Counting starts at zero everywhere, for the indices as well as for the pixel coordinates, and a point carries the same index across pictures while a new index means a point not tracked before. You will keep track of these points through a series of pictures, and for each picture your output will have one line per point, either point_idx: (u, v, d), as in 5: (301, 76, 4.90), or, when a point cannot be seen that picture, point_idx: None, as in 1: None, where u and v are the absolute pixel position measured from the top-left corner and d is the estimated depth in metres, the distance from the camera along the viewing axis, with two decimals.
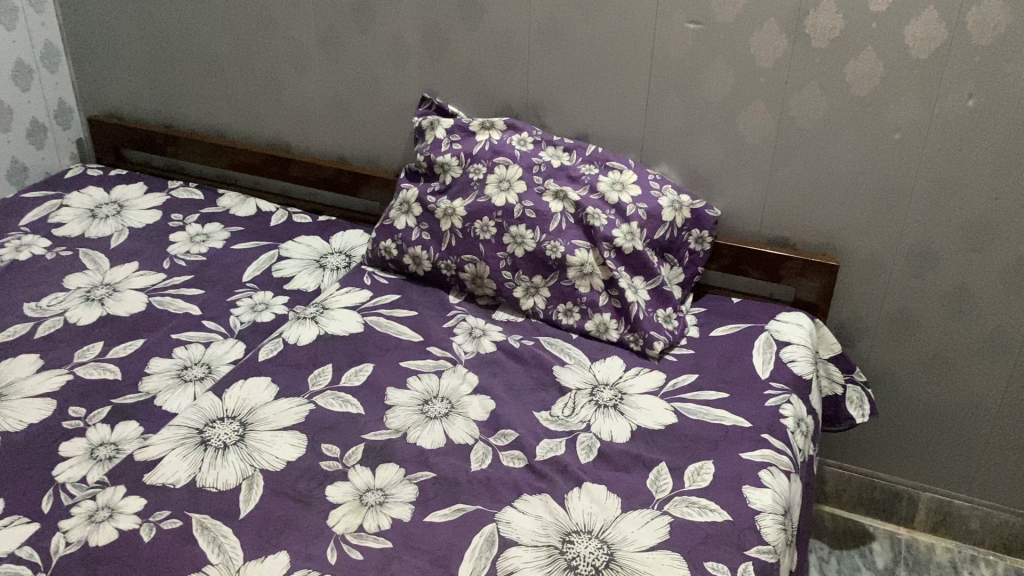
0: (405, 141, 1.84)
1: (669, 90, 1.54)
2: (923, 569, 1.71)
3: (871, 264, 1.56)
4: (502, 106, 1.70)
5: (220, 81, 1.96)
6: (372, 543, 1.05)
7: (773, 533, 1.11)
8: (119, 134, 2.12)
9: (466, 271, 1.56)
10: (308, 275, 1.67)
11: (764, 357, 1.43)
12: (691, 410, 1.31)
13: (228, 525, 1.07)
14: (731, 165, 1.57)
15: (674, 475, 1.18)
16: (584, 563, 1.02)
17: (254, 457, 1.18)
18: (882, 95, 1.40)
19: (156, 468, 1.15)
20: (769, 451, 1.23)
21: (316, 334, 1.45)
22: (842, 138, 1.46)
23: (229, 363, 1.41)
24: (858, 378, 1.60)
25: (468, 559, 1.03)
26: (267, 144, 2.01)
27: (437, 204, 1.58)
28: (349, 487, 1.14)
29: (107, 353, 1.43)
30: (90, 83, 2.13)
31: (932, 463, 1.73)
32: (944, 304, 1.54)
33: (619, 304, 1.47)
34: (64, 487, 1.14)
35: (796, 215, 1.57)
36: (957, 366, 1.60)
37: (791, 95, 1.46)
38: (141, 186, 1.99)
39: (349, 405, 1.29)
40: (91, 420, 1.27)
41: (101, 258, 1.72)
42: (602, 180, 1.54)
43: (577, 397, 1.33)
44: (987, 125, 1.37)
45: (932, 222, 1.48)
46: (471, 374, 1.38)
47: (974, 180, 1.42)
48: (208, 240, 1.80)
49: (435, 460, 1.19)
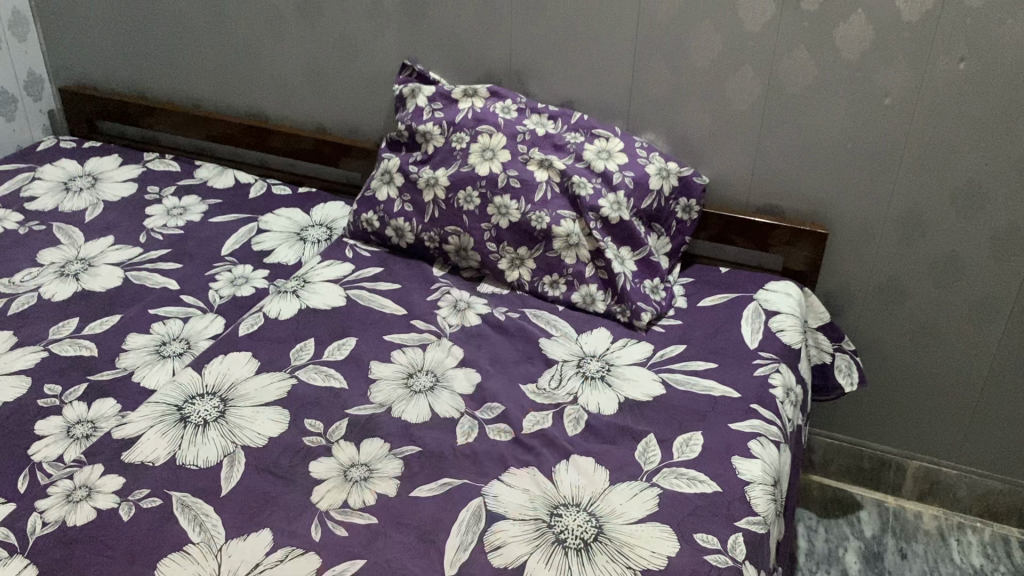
0: (386, 111, 1.80)
1: (656, 56, 1.51)
2: (910, 537, 1.71)
3: (860, 232, 1.54)
4: (484, 73, 1.66)
5: (195, 49, 1.91)
6: (358, 519, 1.03)
7: (763, 503, 1.10)
8: (91, 105, 2.06)
9: (450, 243, 1.53)
10: (289, 248, 1.64)
11: (753, 327, 1.41)
12: (679, 380, 1.29)
13: (209, 503, 1.05)
14: (719, 132, 1.54)
15: (662, 446, 1.16)
16: (573, 536, 1.01)
17: (235, 434, 1.15)
18: (872, 59, 1.38)
19: (135, 446, 1.13)
20: (758, 421, 1.22)
21: (297, 308, 1.42)
22: (831, 104, 1.44)
23: (208, 338, 1.38)
24: (846, 346, 1.59)
25: (455, 534, 1.01)
26: (245, 114, 1.96)
27: (419, 174, 1.55)
28: (333, 462, 1.12)
29: (83, 329, 1.40)
30: (61, 52, 2.07)
31: (919, 432, 1.73)
32: (934, 271, 1.53)
33: (606, 275, 1.45)
34: (40, 466, 1.11)
35: (784, 183, 1.55)
36: (946, 333, 1.59)
37: (779, 60, 1.43)
38: (116, 158, 1.95)
39: (333, 379, 1.27)
40: (67, 397, 1.24)
41: (75, 232, 1.68)
42: (588, 148, 1.52)
43: (564, 369, 1.31)
44: (980, 89, 1.35)
45: (922, 190, 1.46)
46: (457, 347, 1.35)
47: (966, 145, 1.40)
48: (186, 213, 1.76)
49: (421, 434, 1.17)
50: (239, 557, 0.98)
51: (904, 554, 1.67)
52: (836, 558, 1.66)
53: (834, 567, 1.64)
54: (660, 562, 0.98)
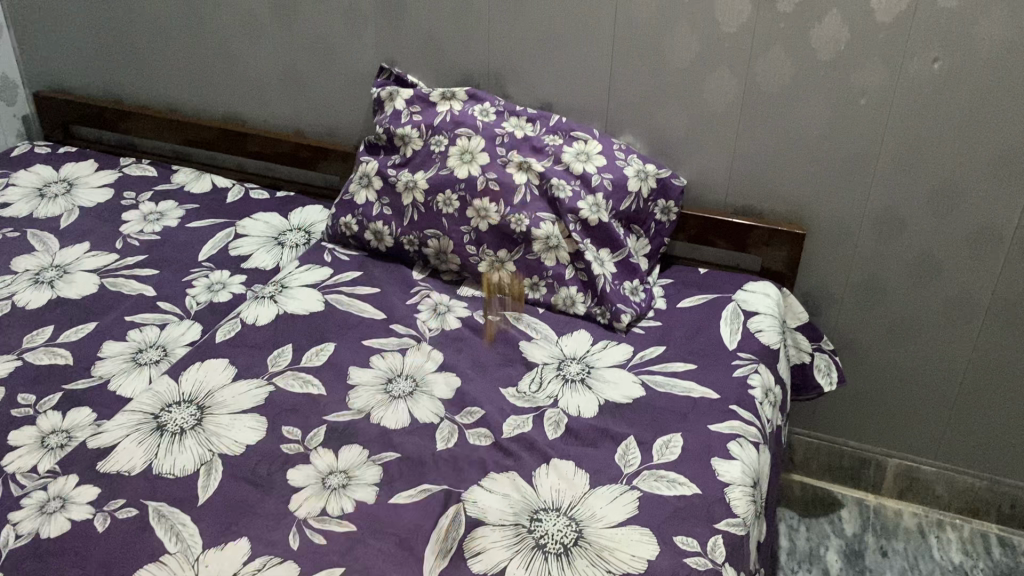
0: (364, 114, 1.79)
1: (634, 57, 1.51)
2: (890, 535, 1.72)
3: (838, 232, 1.55)
4: (462, 75, 1.66)
5: (171, 53, 1.90)
6: (336, 526, 1.03)
7: (743, 505, 1.10)
8: (66, 110, 2.04)
9: (429, 246, 1.53)
10: (267, 253, 1.63)
11: (731, 328, 1.41)
12: (659, 382, 1.29)
13: (186, 513, 1.04)
14: (698, 133, 1.54)
15: (641, 449, 1.16)
16: (552, 541, 1.01)
17: (212, 442, 1.14)
18: (848, 59, 1.38)
19: (110, 455, 1.11)
20: (737, 422, 1.22)
21: (275, 314, 1.41)
22: (807, 104, 1.44)
23: (185, 345, 1.37)
24: (825, 345, 1.59)
25: (434, 540, 1.01)
26: (222, 118, 1.95)
27: (398, 177, 1.54)
28: (312, 470, 1.11)
29: (58, 337, 1.39)
30: (35, 57, 2.05)
31: (898, 431, 1.74)
32: (911, 270, 1.54)
33: (586, 277, 1.45)
34: (14, 477, 1.10)
35: (762, 183, 1.55)
36: (924, 332, 1.60)
37: (756, 61, 1.43)
38: (92, 164, 1.93)
39: (311, 385, 1.26)
40: (42, 407, 1.23)
41: (50, 239, 1.66)
42: (566, 150, 1.51)
43: (544, 372, 1.31)
44: (954, 89, 1.36)
45: (898, 190, 1.47)
46: (436, 351, 1.35)
47: (941, 144, 1.41)
48: (163, 218, 1.74)
49: (400, 440, 1.17)
50: (217, 566, 0.97)
51: (884, 552, 1.68)
52: (817, 557, 1.67)
53: (815, 566, 1.65)
54: (640, 566, 0.98)
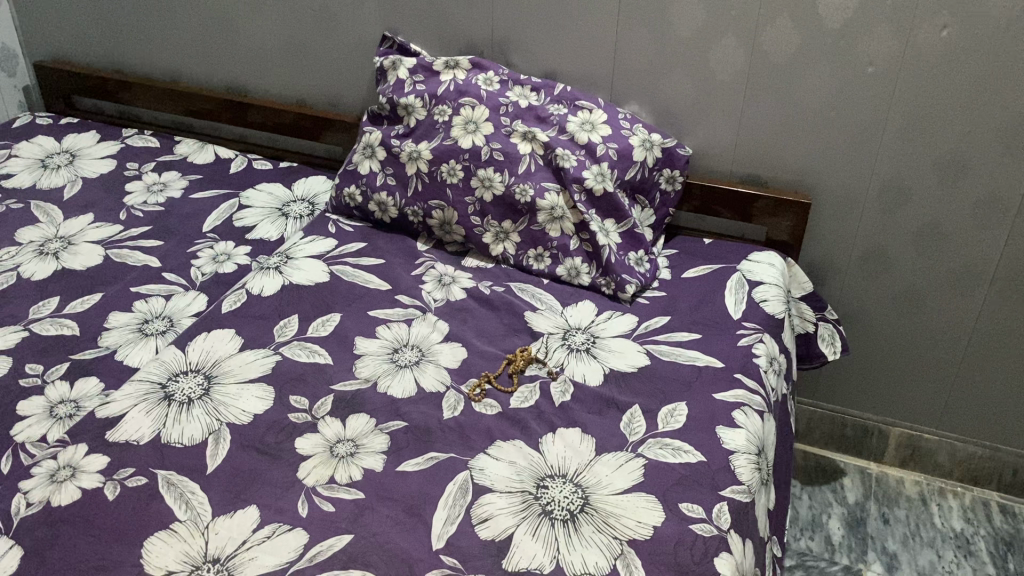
0: (367, 84, 1.78)
1: (639, 25, 1.49)
2: (892, 502, 1.73)
3: (843, 202, 1.55)
4: (465, 44, 1.64)
5: (172, 23, 1.88)
6: (344, 494, 1.04)
7: (748, 472, 1.11)
8: (66, 80, 2.03)
9: (433, 217, 1.53)
10: (271, 224, 1.63)
11: (736, 297, 1.41)
12: (664, 351, 1.30)
13: (195, 481, 1.05)
14: (702, 102, 1.53)
15: (647, 418, 1.17)
16: (559, 507, 1.02)
17: (220, 412, 1.15)
18: (855, 27, 1.37)
19: (119, 425, 1.12)
20: (742, 391, 1.23)
21: (281, 285, 1.41)
22: (814, 72, 1.43)
23: (192, 315, 1.37)
24: (830, 315, 1.59)
25: (442, 507, 1.02)
26: (224, 88, 1.94)
27: (401, 147, 1.54)
28: (319, 439, 1.12)
29: (64, 307, 1.39)
30: (34, 27, 2.03)
31: (901, 399, 1.75)
32: (916, 240, 1.54)
33: (591, 247, 1.45)
34: (24, 446, 1.11)
35: (767, 152, 1.55)
36: (929, 301, 1.60)
37: (763, 28, 1.42)
38: (94, 135, 1.92)
39: (317, 355, 1.27)
40: (49, 377, 1.23)
41: (54, 210, 1.66)
42: (571, 119, 1.50)
43: (550, 342, 1.31)
44: (962, 56, 1.34)
45: (906, 159, 1.46)
46: (442, 322, 1.35)
47: (949, 113, 1.40)
48: (166, 189, 1.74)
49: (406, 409, 1.17)
50: (226, 533, 0.98)
51: (886, 520, 1.69)
52: (820, 525, 1.69)
53: (817, 533, 1.67)
54: (646, 532, 0.99)
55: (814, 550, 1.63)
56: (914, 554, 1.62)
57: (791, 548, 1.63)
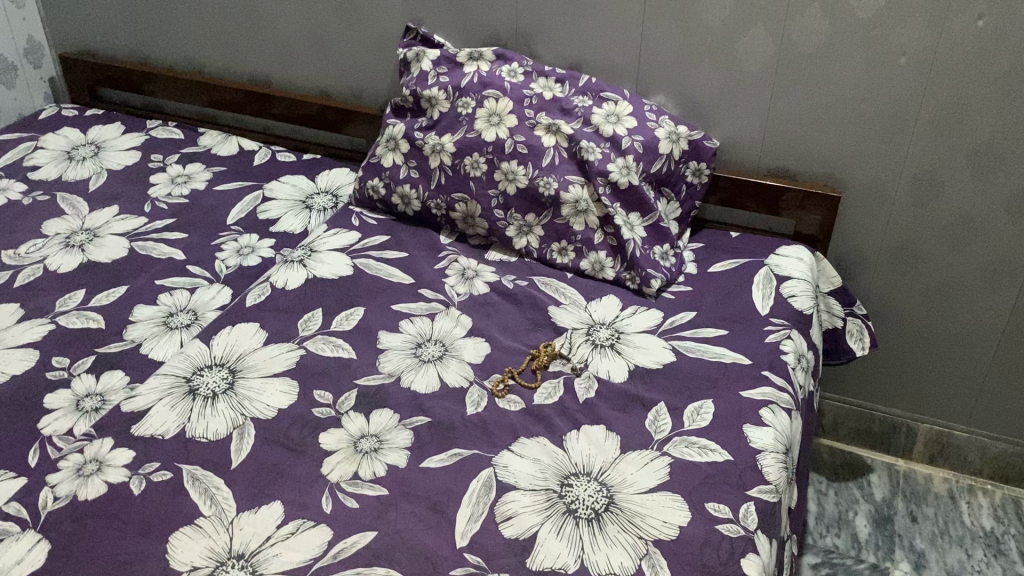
0: (390, 75, 1.77)
1: (666, 15, 1.47)
2: (920, 500, 1.71)
3: (873, 195, 1.52)
4: (490, 35, 1.63)
5: (196, 15, 1.88)
6: (368, 490, 1.03)
7: (775, 471, 1.09)
8: (92, 72, 2.04)
9: (456, 210, 1.52)
10: (295, 216, 1.63)
11: (764, 292, 1.39)
12: (690, 347, 1.28)
13: (220, 476, 1.05)
14: (730, 93, 1.51)
15: (672, 415, 1.15)
16: (584, 506, 1.01)
17: (244, 406, 1.15)
18: (887, 17, 1.34)
19: (144, 418, 1.12)
20: (770, 388, 1.21)
21: (305, 278, 1.41)
22: (845, 63, 1.40)
23: (216, 308, 1.37)
24: (859, 310, 1.56)
25: (466, 504, 1.01)
26: (248, 80, 1.93)
27: (425, 140, 1.53)
28: (343, 434, 1.12)
29: (90, 300, 1.40)
30: (60, 18, 2.04)
31: (930, 395, 1.72)
32: (948, 234, 1.51)
33: (615, 242, 1.43)
34: (51, 440, 1.11)
35: (796, 144, 1.52)
36: (960, 296, 1.57)
37: (792, 18, 1.39)
38: (119, 126, 1.92)
39: (341, 349, 1.26)
40: (75, 370, 1.24)
41: (79, 202, 1.66)
42: (596, 111, 1.49)
43: (574, 337, 1.30)
44: (999, 46, 1.31)
45: (938, 151, 1.43)
46: (465, 316, 1.34)
47: (983, 104, 1.37)
48: (190, 181, 1.74)
49: (430, 404, 1.17)
50: (251, 529, 0.98)
51: (914, 517, 1.67)
52: (846, 522, 1.67)
53: (843, 531, 1.65)
54: (672, 532, 0.98)
55: (840, 548, 1.61)
56: (943, 552, 1.60)
57: (817, 545, 1.62)
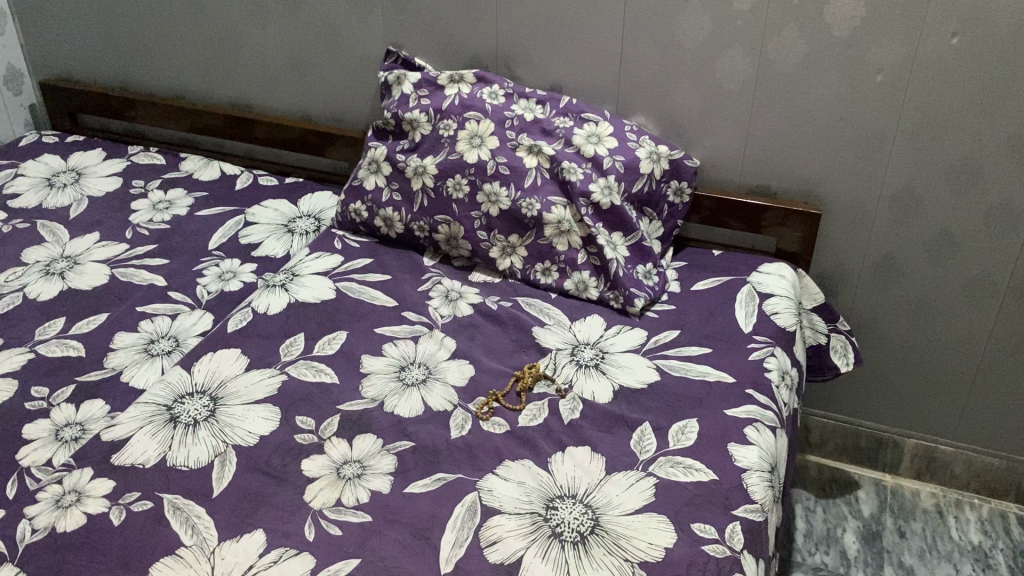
0: (371, 99, 1.77)
1: (644, 36, 1.48)
2: (908, 515, 1.71)
3: (853, 212, 1.53)
4: (470, 58, 1.64)
5: (177, 40, 1.88)
6: (351, 517, 1.02)
7: (761, 491, 1.09)
8: (72, 99, 2.03)
9: (440, 232, 1.52)
10: (277, 241, 1.62)
11: (747, 310, 1.40)
12: (674, 366, 1.28)
13: (201, 505, 1.04)
14: (709, 113, 1.52)
15: (657, 435, 1.15)
16: (569, 529, 1.00)
17: (226, 433, 1.14)
18: (863, 36, 1.36)
19: (125, 447, 1.11)
20: (754, 407, 1.21)
21: (287, 303, 1.40)
22: (822, 81, 1.42)
23: (198, 335, 1.36)
24: (842, 327, 1.57)
25: (450, 529, 1.01)
26: (230, 105, 1.93)
27: (407, 162, 1.53)
28: (326, 460, 1.11)
29: (70, 328, 1.38)
30: (39, 45, 2.03)
31: (916, 410, 1.72)
32: (929, 249, 1.52)
33: (598, 261, 1.43)
34: (29, 470, 1.10)
35: (776, 162, 1.53)
36: (942, 311, 1.58)
37: (770, 38, 1.41)
38: (100, 153, 1.92)
39: (324, 374, 1.25)
40: (55, 399, 1.23)
41: (60, 229, 1.65)
42: (577, 132, 1.49)
43: (558, 358, 1.30)
44: (973, 64, 1.33)
45: (916, 168, 1.45)
46: (449, 339, 1.34)
47: (960, 120, 1.38)
48: (172, 207, 1.74)
49: (414, 428, 1.16)
50: (233, 558, 0.97)
51: (902, 533, 1.67)
52: (835, 538, 1.66)
53: (832, 548, 1.64)
54: (658, 554, 0.97)
55: (829, 565, 1.60)
56: (932, 568, 1.60)
57: (805, 563, 1.61)
